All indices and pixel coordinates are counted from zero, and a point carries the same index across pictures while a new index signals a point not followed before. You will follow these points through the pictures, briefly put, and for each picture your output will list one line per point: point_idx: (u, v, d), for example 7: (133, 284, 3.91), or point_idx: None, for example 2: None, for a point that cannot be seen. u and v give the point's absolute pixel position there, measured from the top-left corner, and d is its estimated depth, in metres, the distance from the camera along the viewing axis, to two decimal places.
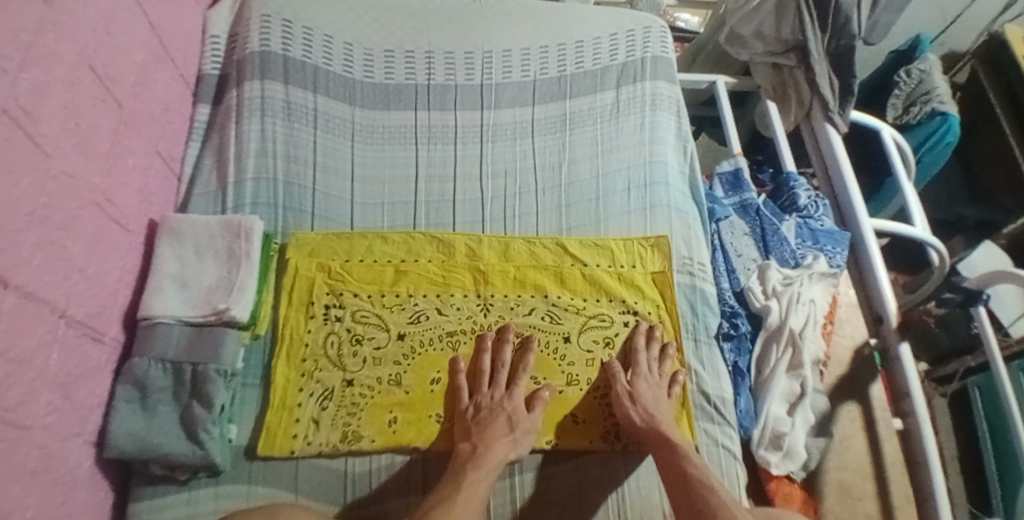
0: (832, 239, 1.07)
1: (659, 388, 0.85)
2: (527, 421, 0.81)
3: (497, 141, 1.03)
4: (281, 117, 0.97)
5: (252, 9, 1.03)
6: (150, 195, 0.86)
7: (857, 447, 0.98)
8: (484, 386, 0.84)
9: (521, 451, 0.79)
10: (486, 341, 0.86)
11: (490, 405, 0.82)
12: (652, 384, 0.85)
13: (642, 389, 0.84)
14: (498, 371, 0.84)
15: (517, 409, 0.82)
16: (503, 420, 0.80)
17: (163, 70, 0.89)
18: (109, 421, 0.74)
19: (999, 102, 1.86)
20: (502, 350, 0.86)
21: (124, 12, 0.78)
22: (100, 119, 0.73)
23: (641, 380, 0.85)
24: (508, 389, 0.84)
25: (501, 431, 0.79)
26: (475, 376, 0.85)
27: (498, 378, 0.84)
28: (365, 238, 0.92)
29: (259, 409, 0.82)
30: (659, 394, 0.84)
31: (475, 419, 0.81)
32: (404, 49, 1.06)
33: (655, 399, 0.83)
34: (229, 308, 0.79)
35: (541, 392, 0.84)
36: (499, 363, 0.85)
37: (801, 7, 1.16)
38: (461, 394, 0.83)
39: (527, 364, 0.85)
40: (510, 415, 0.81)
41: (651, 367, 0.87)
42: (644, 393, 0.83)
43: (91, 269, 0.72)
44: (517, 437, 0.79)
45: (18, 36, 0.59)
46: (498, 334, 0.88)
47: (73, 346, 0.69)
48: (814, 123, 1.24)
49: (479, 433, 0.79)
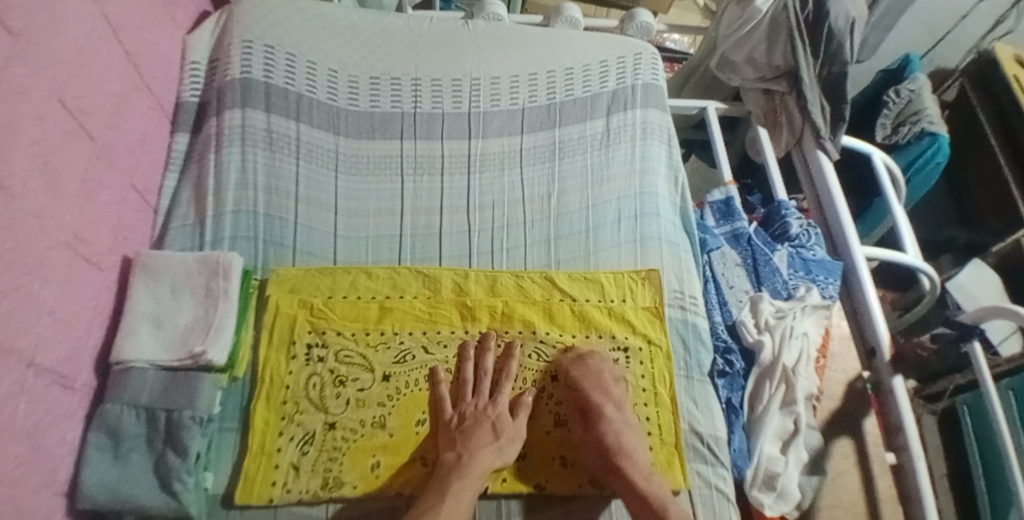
0: (824, 269, 1.06)
1: (624, 425, 0.83)
2: (511, 427, 0.82)
3: (486, 172, 1.01)
4: (262, 146, 0.94)
5: (233, 34, 1.00)
6: (125, 230, 0.82)
7: (851, 484, 0.96)
8: (468, 395, 0.84)
9: (506, 459, 0.79)
10: (469, 351, 0.86)
11: (474, 414, 0.82)
12: (617, 423, 0.82)
13: (605, 432, 0.81)
14: (481, 379, 0.85)
15: (501, 416, 0.82)
16: (487, 428, 0.80)
17: (140, 99, 0.86)
18: (79, 471, 0.70)
19: (990, 125, 1.87)
20: (484, 358, 0.86)
21: (98, 41, 0.75)
22: (73, 156, 0.70)
23: (605, 421, 0.82)
24: (492, 398, 0.84)
25: (486, 439, 0.79)
26: (459, 386, 0.85)
27: (481, 388, 0.85)
28: (348, 273, 0.90)
29: (237, 454, 0.79)
30: (624, 430, 0.82)
31: (459, 429, 0.80)
32: (390, 76, 1.04)
33: (620, 439, 0.81)
34: (204, 352, 0.76)
35: (525, 398, 0.84)
36: (482, 370, 0.86)
37: (793, 34, 1.13)
38: (444, 403, 0.82)
39: (508, 372, 0.86)
40: (494, 422, 0.81)
41: (615, 398, 0.84)
42: (609, 435, 0.81)
43: (60, 312, 0.68)
44: (501, 446, 0.80)
45: None
46: (480, 342, 0.88)
47: (41, 395, 0.65)
48: (806, 149, 1.23)
49: (463, 442, 0.78)
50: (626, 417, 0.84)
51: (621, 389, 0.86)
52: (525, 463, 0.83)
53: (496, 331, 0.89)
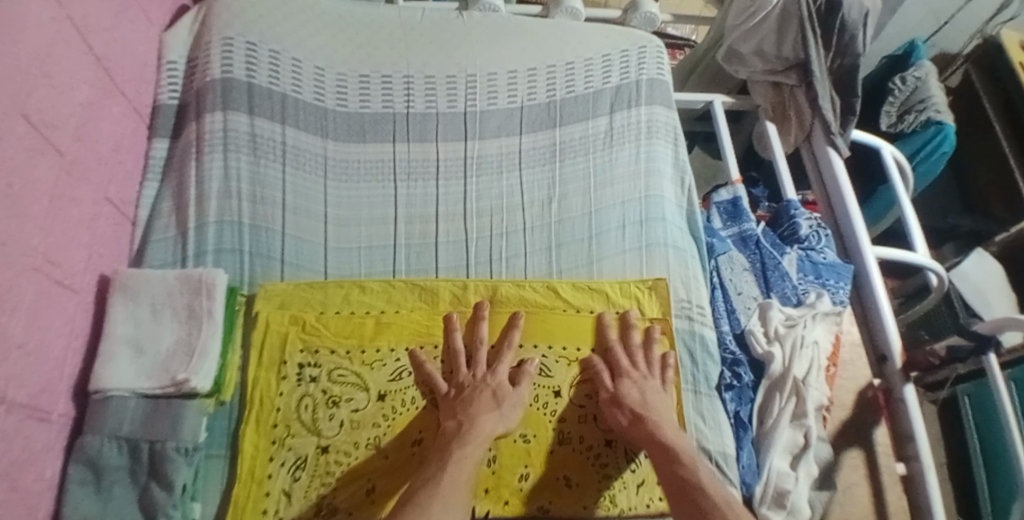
0: (835, 272, 1.01)
1: (645, 382, 0.82)
2: (512, 394, 0.79)
3: (483, 175, 0.96)
4: (246, 151, 0.89)
5: (212, 30, 0.94)
6: (100, 247, 0.77)
7: (861, 496, 0.93)
8: (462, 366, 0.82)
9: (509, 425, 0.77)
10: (454, 323, 0.84)
11: (472, 383, 0.80)
12: (638, 380, 0.82)
13: (626, 388, 0.81)
14: (476, 350, 0.83)
15: (501, 383, 0.80)
16: (487, 396, 0.78)
17: (112, 105, 0.80)
18: (61, 506, 0.67)
19: (996, 113, 1.84)
20: (478, 328, 0.84)
21: (63, 46, 0.69)
22: (38, 174, 0.64)
23: (626, 379, 0.82)
24: (489, 367, 0.82)
25: (486, 405, 0.77)
26: (451, 359, 0.83)
27: (477, 358, 0.82)
28: (341, 287, 0.85)
29: (225, 483, 0.74)
30: (646, 388, 0.81)
31: (459, 397, 0.79)
32: (380, 74, 0.98)
33: (644, 395, 0.80)
34: (187, 380, 0.72)
35: (527, 366, 0.83)
36: (477, 341, 0.83)
37: (804, 24, 1.08)
38: (436, 378, 0.80)
39: (510, 341, 0.83)
40: (494, 389, 0.79)
41: (640, 361, 0.85)
42: (629, 392, 0.80)
43: (31, 344, 0.63)
44: (503, 411, 0.77)
45: None
46: (473, 313, 0.86)
47: (16, 432, 0.61)
48: (815, 145, 1.17)
49: (463, 411, 0.76)
50: (649, 377, 0.83)
51: (650, 359, 0.85)
52: (527, 482, 0.79)
53: (491, 301, 0.87)
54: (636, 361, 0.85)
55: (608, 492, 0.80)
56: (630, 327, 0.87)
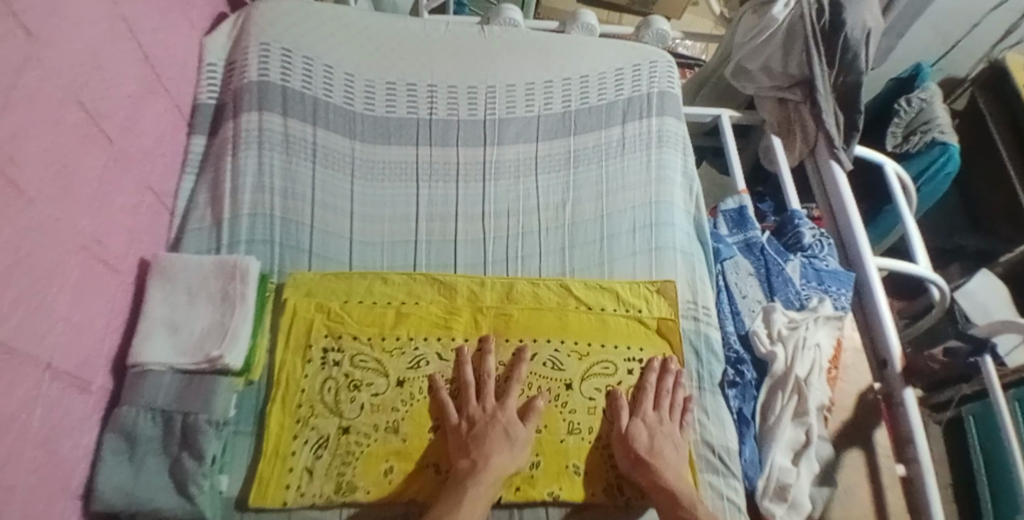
0: (838, 280, 1.06)
1: (660, 426, 0.84)
2: (521, 430, 0.81)
3: (500, 179, 1.02)
4: (279, 150, 0.95)
5: (250, 36, 1.00)
6: (141, 233, 0.83)
7: (861, 497, 0.95)
8: (472, 399, 0.83)
9: (519, 463, 0.79)
10: (466, 356, 0.86)
11: (483, 418, 0.81)
12: (651, 424, 0.84)
13: (637, 428, 0.84)
14: (484, 381, 0.85)
15: (512, 420, 0.81)
16: (499, 432, 0.79)
17: (157, 101, 0.87)
18: (95, 475, 0.70)
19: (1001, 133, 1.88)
20: (486, 360, 0.86)
21: (115, 43, 0.75)
22: (88, 159, 0.70)
23: (640, 419, 0.85)
24: (499, 401, 0.83)
25: (498, 444, 0.78)
26: (461, 391, 0.84)
27: (486, 390, 0.84)
28: (364, 278, 0.90)
29: (251, 458, 0.79)
30: (657, 432, 0.83)
31: (469, 434, 0.80)
32: (406, 81, 1.04)
33: (653, 439, 0.83)
34: (221, 356, 0.76)
35: (537, 402, 0.84)
36: (484, 373, 0.85)
37: (808, 43, 1.14)
38: (448, 407, 0.82)
39: (519, 375, 0.85)
40: (505, 425, 0.80)
41: (663, 404, 0.87)
42: (639, 433, 0.83)
43: (75, 317, 0.67)
44: (515, 446, 0.79)
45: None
46: (478, 346, 0.88)
47: (57, 399, 0.65)
48: (819, 159, 1.22)
49: (477, 448, 0.78)
50: (665, 422, 0.85)
51: (674, 402, 0.88)
52: (538, 471, 0.82)
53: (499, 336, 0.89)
54: (662, 412, 0.86)
55: (616, 482, 0.84)
56: (666, 371, 0.89)
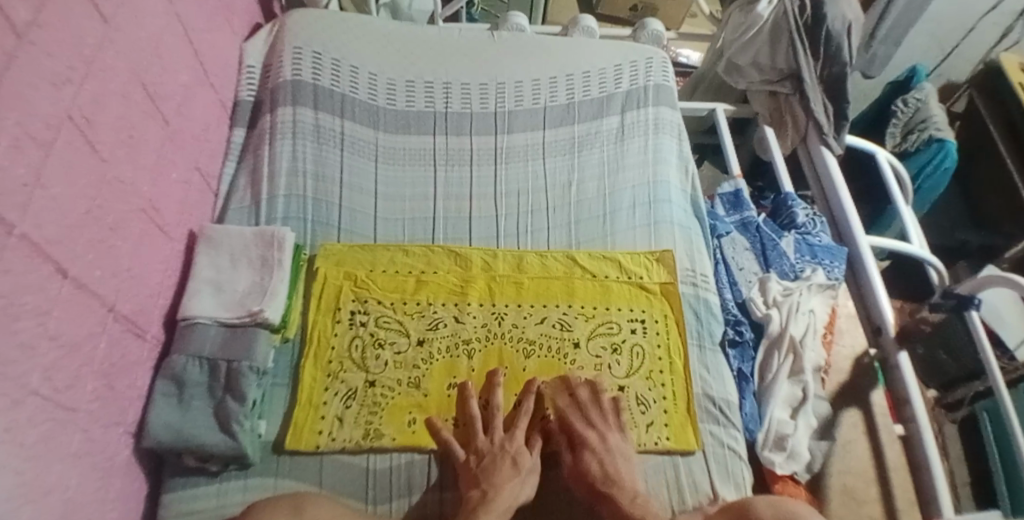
0: (829, 253, 1.11)
1: (608, 450, 0.83)
2: (529, 458, 0.83)
3: (511, 163, 1.11)
4: (311, 139, 1.05)
5: (284, 42, 1.13)
6: (190, 208, 0.93)
7: (860, 452, 1.00)
8: (480, 433, 0.84)
9: (529, 490, 0.81)
10: (470, 398, 0.86)
11: (491, 451, 0.82)
12: (601, 452, 0.83)
13: (587, 459, 0.83)
14: (493, 415, 0.86)
15: (520, 450, 0.83)
16: (508, 464, 0.81)
17: (204, 94, 0.98)
18: (147, 414, 0.78)
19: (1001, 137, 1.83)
20: (495, 392, 0.87)
21: (171, 38, 0.87)
22: (149, 133, 0.80)
23: (586, 452, 0.83)
24: (508, 432, 0.85)
25: (508, 473, 0.80)
26: (467, 426, 0.86)
27: (493, 424, 0.85)
28: (387, 250, 0.99)
29: (288, 406, 0.87)
30: (606, 456, 0.82)
31: (479, 467, 0.80)
32: (424, 80, 1.15)
33: (604, 466, 0.82)
34: (262, 310, 0.85)
35: (539, 431, 0.85)
36: (493, 407, 0.86)
37: (793, 38, 1.23)
38: (454, 446, 0.83)
39: (525, 407, 0.86)
40: (513, 457, 0.82)
41: (608, 421, 0.86)
42: (590, 464, 0.82)
43: (135, 269, 0.77)
44: (525, 478, 0.80)
45: (80, 51, 0.66)
46: (489, 379, 0.89)
47: (118, 339, 0.74)
48: (811, 147, 1.30)
49: (487, 479, 0.79)
50: (610, 441, 0.84)
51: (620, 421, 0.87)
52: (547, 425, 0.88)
53: (527, 334, 0.94)
54: (604, 426, 0.85)
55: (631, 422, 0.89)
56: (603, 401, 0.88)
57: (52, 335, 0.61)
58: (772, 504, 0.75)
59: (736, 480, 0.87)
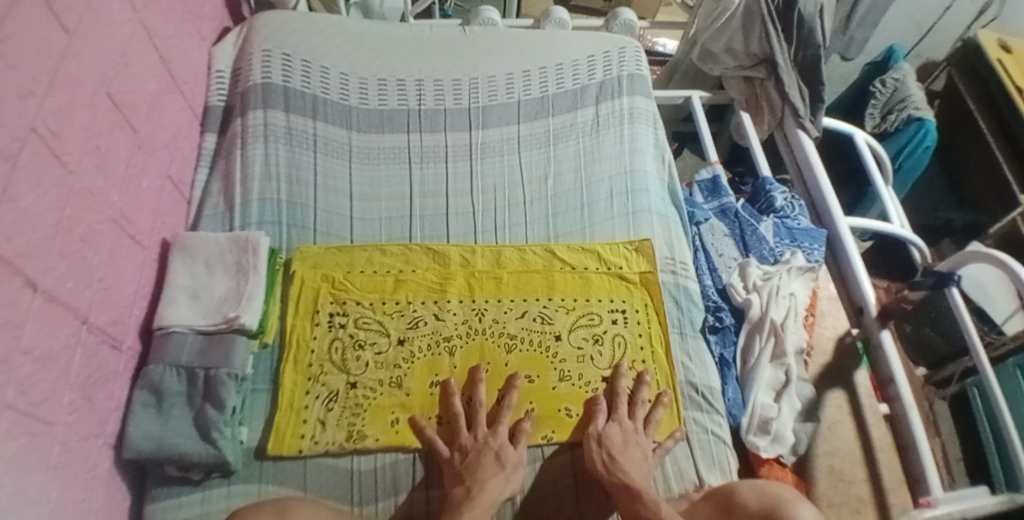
0: (810, 236, 1.11)
1: (634, 434, 0.85)
2: (514, 453, 0.82)
3: (487, 158, 1.11)
4: (283, 142, 1.05)
5: (253, 45, 1.12)
6: (162, 216, 0.92)
7: (845, 432, 1.01)
8: (463, 431, 0.84)
9: (514, 487, 0.80)
10: (451, 392, 0.86)
11: (475, 447, 0.82)
12: (627, 429, 0.85)
13: (612, 430, 0.84)
14: (476, 412, 0.85)
15: (504, 445, 0.82)
16: (491, 460, 0.80)
17: (173, 100, 0.97)
18: (126, 425, 0.78)
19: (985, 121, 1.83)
20: (477, 389, 0.87)
21: (137, 45, 0.86)
22: (118, 142, 0.79)
23: (615, 423, 0.85)
24: (491, 428, 0.84)
25: (491, 469, 0.79)
26: (451, 424, 0.85)
27: (477, 420, 0.84)
28: (365, 250, 0.99)
29: (268, 412, 0.86)
30: (631, 437, 0.84)
31: (463, 464, 0.80)
32: (396, 78, 1.15)
33: (626, 443, 0.83)
34: (238, 316, 0.84)
35: (524, 424, 0.85)
36: (475, 404, 0.86)
37: (766, 21, 1.22)
38: (437, 442, 0.82)
39: (507, 402, 0.86)
40: (496, 452, 0.81)
41: (638, 415, 0.87)
42: (613, 436, 0.84)
43: (108, 280, 0.76)
44: (509, 474, 0.80)
45: (43, 62, 0.65)
46: (470, 375, 0.89)
47: (94, 350, 0.73)
48: (787, 130, 1.30)
49: (470, 476, 0.78)
50: (641, 431, 0.86)
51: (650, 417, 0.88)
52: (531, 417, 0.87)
53: (508, 329, 0.93)
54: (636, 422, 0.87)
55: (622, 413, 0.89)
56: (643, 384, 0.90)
57: (26, 350, 0.60)
58: (756, 490, 0.75)
59: (721, 466, 0.87)
